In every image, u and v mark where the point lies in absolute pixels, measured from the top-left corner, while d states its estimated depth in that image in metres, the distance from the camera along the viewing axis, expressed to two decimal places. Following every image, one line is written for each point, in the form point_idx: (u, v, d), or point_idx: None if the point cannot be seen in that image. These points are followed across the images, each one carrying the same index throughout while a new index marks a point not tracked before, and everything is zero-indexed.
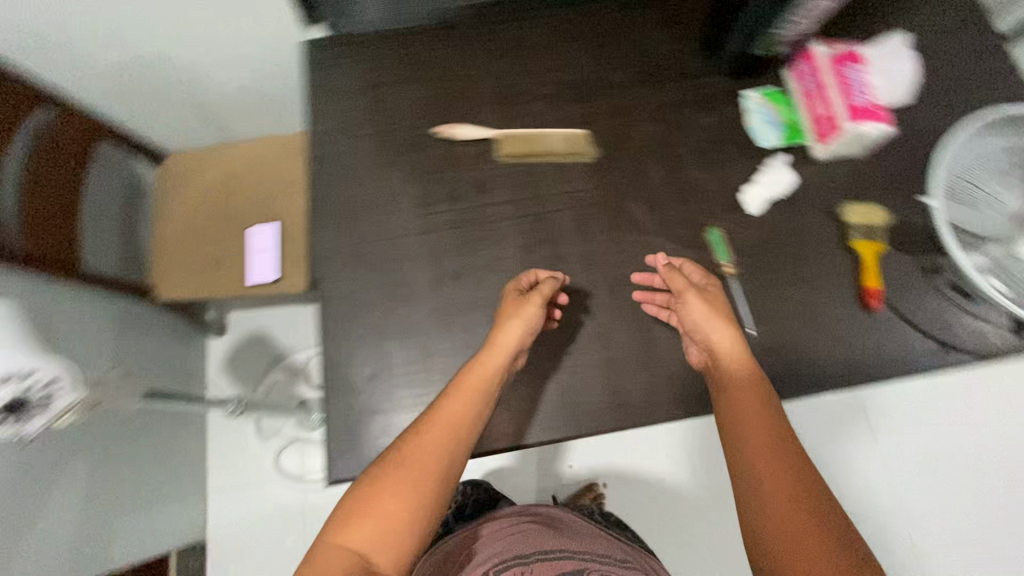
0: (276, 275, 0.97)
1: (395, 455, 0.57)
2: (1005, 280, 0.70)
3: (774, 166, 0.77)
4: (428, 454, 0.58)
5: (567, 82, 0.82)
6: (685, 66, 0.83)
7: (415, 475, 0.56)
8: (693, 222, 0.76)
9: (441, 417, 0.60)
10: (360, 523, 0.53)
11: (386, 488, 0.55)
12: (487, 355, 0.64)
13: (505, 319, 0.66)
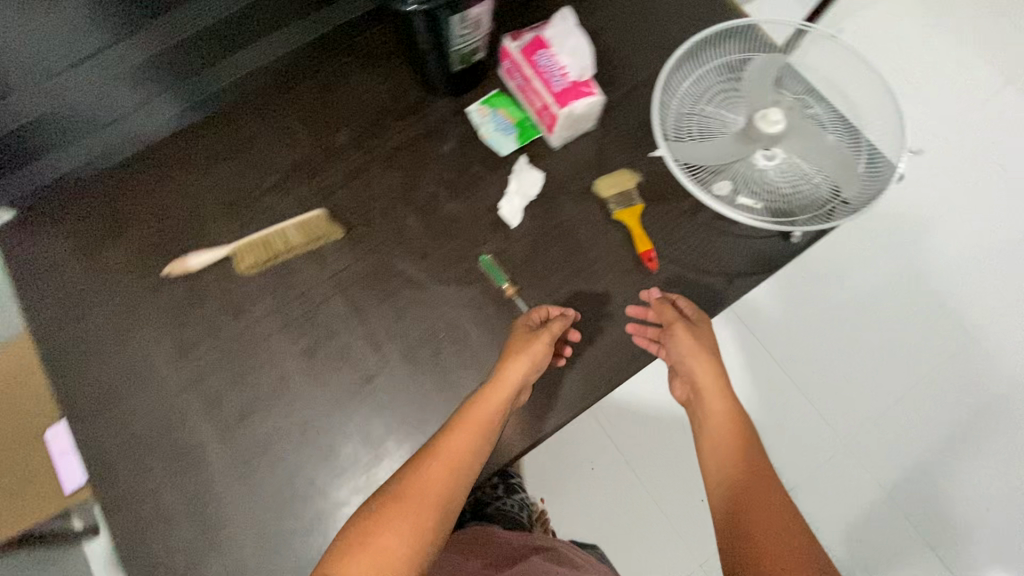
0: (82, 478, 0.85)
1: (396, 486, 0.58)
2: (755, 196, 0.72)
3: (517, 171, 0.75)
4: (429, 490, 0.58)
5: (292, 165, 0.77)
6: (411, 103, 0.80)
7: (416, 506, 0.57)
8: (462, 256, 0.72)
9: (445, 453, 0.60)
10: (358, 556, 0.54)
11: (384, 524, 0.56)
12: (514, 376, 0.63)
13: (515, 354, 0.64)
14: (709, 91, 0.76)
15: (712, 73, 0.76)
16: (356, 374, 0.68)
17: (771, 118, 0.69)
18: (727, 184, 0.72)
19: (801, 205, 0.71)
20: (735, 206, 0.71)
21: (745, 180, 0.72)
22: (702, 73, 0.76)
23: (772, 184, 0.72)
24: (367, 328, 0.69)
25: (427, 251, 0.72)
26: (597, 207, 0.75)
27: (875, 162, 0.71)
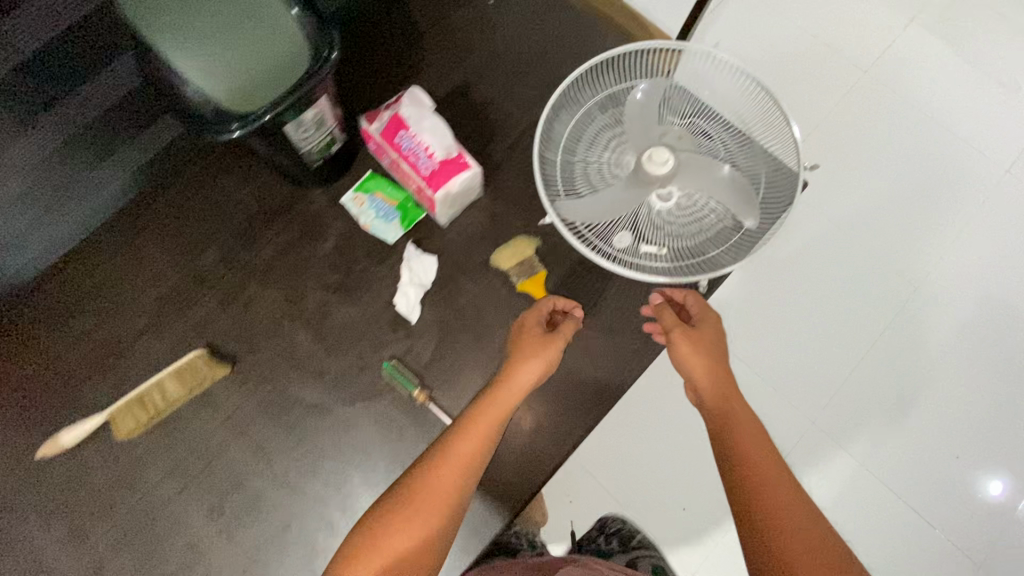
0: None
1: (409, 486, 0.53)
2: (658, 240, 0.68)
3: (407, 258, 0.69)
4: (441, 489, 0.52)
5: (165, 298, 0.69)
6: (282, 200, 0.72)
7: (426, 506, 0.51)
8: (365, 366, 0.67)
9: (456, 455, 0.54)
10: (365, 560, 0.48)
11: (393, 525, 0.50)
12: (529, 370, 0.59)
13: (530, 348, 0.60)
14: (594, 132, 0.72)
15: (594, 112, 0.72)
16: (273, 523, 0.62)
17: (658, 157, 0.63)
18: (627, 234, 0.68)
19: (706, 243, 0.68)
20: (639, 256, 0.68)
21: (645, 225, 0.68)
22: (583, 114, 0.72)
23: (673, 224, 0.68)
24: (276, 469, 0.64)
25: (326, 367, 0.67)
26: (499, 281, 0.69)
27: (770, 189, 0.68)
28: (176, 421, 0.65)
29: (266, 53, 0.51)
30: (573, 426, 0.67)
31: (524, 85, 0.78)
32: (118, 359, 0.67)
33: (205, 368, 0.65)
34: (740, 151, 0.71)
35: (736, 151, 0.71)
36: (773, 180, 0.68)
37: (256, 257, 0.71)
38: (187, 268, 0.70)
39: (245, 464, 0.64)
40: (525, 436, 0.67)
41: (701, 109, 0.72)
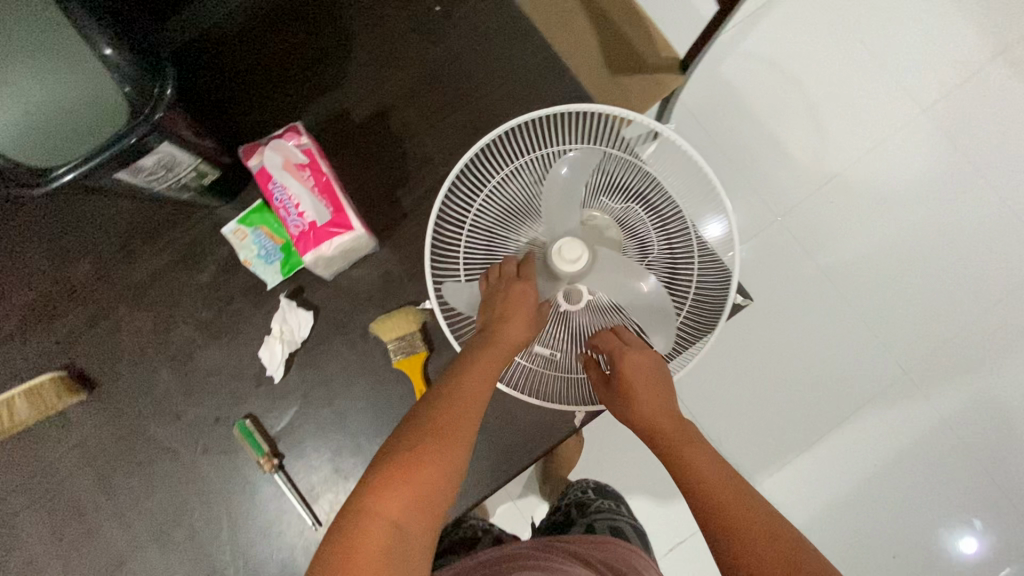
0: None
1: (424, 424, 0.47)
2: (556, 343, 0.61)
3: (281, 309, 0.63)
4: (456, 424, 0.47)
5: (29, 306, 0.65)
6: (163, 219, 0.66)
7: (444, 444, 0.46)
8: (221, 417, 0.63)
9: (462, 394, 0.49)
10: (394, 492, 0.42)
11: (414, 460, 0.44)
12: (524, 329, 0.56)
13: (526, 307, 0.56)
14: (516, 197, 0.62)
15: (524, 172, 0.61)
16: (108, 558, 0.62)
17: (569, 254, 0.56)
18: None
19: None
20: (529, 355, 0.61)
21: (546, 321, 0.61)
22: (510, 173, 0.61)
23: (576, 330, 0.62)
24: (117, 506, 0.63)
25: (181, 411, 0.63)
26: (376, 351, 0.63)
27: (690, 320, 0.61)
28: (26, 445, 0.63)
29: (65, 104, 0.45)
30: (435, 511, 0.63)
31: (453, 119, 0.67)
32: None
33: (46, 394, 0.62)
34: (676, 263, 0.61)
35: (672, 261, 0.61)
36: (697, 311, 0.61)
37: (127, 276, 0.65)
38: (53, 279, 0.65)
39: (90, 498, 0.63)
40: None
41: (648, 200, 0.61)
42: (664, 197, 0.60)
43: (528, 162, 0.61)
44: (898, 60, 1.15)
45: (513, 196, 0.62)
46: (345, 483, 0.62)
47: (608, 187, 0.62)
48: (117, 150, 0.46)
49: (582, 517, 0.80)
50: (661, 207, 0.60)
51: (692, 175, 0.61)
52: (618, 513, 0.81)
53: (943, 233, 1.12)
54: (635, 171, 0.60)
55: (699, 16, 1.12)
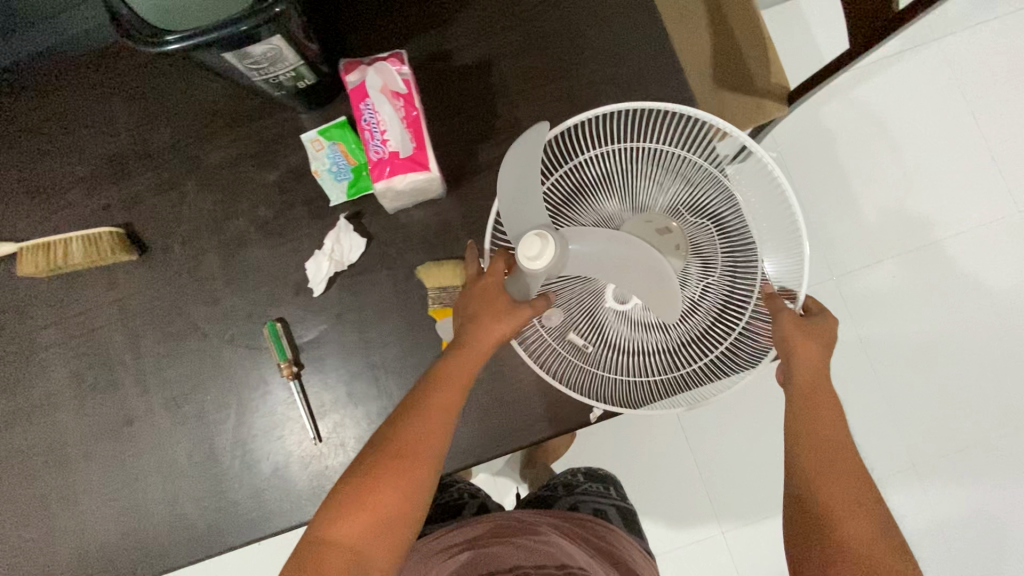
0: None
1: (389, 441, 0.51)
2: (590, 336, 0.60)
3: (337, 228, 0.64)
4: (414, 447, 0.51)
5: (105, 158, 0.67)
6: (249, 110, 0.66)
7: (406, 459, 0.50)
8: (254, 314, 0.65)
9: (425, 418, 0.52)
10: (356, 514, 0.48)
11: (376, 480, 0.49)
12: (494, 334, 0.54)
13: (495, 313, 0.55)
14: (593, 183, 0.61)
15: (607, 160, 0.60)
16: (119, 412, 0.65)
17: (532, 249, 0.51)
18: (562, 311, 0.60)
19: (635, 367, 0.60)
20: (558, 338, 0.61)
21: (588, 311, 0.61)
22: (594, 157, 0.60)
23: (614, 330, 0.60)
24: (139, 368, 0.65)
25: (219, 297, 0.65)
26: (416, 295, 0.64)
27: (731, 353, 0.59)
28: (75, 287, 0.66)
29: None
30: None
31: (552, 87, 0.65)
32: (44, 212, 0.67)
33: (101, 245, 0.64)
34: (734, 294, 0.59)
35: (729, 291, 0.59)
36: (740, 346, 0.59)
37: (201, 160, 0.67)
38: (134, 146, 0.67)
39: (117, 353, 0.66)
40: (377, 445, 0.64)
41: (725, 224, 0.59)
42: (742, 225, 0.59)
43: (616, 149, 0.59)
44: (1007, 151, 1.10)
45: (590, 181, 0.61)
46: (351, 410, 0.63)
47: (688, 201, 0.60)
48: (229, 32, 0.46)
49: (566, 495, 0.81)
50: (735, 235, 0.59)
51: (779, 211, 0.59)
52: (605, 495, 0.81)
53: (998, 331, 1.08)
54: (720, 191, 0.59)
55: (813, 49, 1.08)
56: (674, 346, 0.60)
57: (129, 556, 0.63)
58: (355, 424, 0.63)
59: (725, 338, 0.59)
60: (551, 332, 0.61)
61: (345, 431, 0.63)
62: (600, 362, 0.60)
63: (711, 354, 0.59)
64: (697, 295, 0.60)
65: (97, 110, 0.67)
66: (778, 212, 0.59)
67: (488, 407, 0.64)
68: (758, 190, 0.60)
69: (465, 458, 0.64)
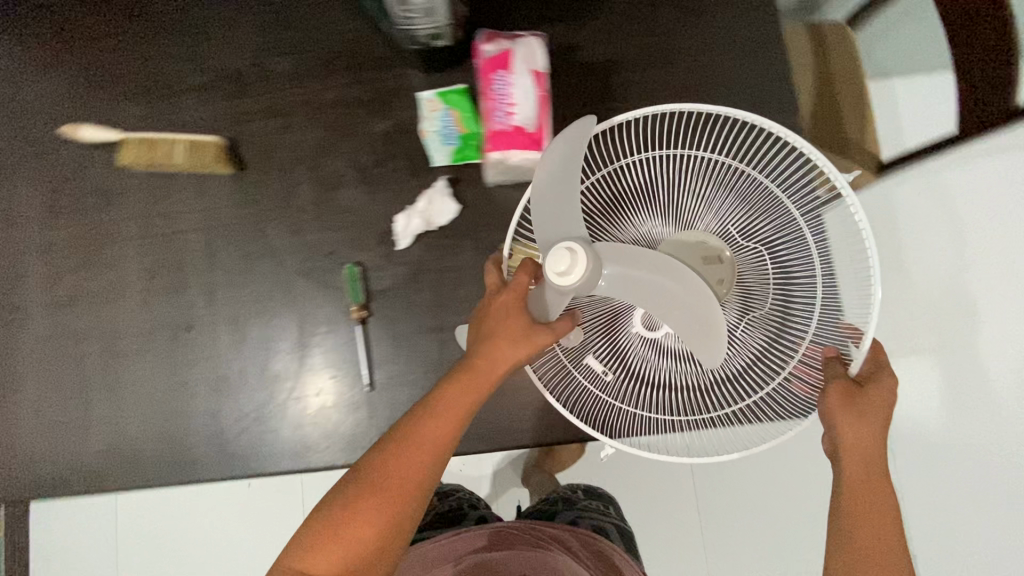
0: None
1: (364, 486, 0.38)
2: (612, 363, 0.50)
3: (433, 190, 0.65)
4: (351, 547, 0.37)
5: (225, 74, 0.69)
6: (373, 58, 0.68)
7: (378, 513, 0.38)
8: (332, 253, 0.65)
9: (383, 488, 0.38)
10: (311, 573, 0.37)
11: (342, 531, 0.38)
12: (505, 355, 0.42)
13: (508, 331, 0.42)
14: (621, 198, 0.51)
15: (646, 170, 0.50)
16: (180, 318, 0.66)
17: (561, 264, 0.40)
18: (581, 331, 0.49)
19: (660, 405, 0.49)
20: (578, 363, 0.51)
21: (615, 331, 0.49)
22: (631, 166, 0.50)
23: (637, 357, 0.48)
24: (210, 279, 0.66)
25: (301, 230, 0.66)
26: None
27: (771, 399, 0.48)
28: (166, 187, 0.67)
29: None
30: None
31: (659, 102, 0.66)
32: (151, 108, 0.69)
33: (204, 154, 0.66)
34: (783, 331, 0.47)
35: (774, 331, 0.46)
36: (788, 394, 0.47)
37: (315, 95, 0.68)
38: (254, 68, 0.69)
39: (193, 259, 0.66)
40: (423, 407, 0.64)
41: (785, 258, 0.47)
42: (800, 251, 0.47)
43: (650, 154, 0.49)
44: None
45: (623, 194, 0.51)
46: (407, 367, 0.63)
47: (739, 223, 0.48)
48: None
49: None
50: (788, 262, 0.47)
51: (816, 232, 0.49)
52: None
53: None
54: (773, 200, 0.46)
55: None
56: (721, 406, 0.48)
57: (157, 461, 0.63)
58: (408, 382, 0.63)
59: (776, 377, 0.46)
60: (575, 363, 0.50)
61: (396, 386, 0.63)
62: (632, 407, 0.49)
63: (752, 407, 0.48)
64: (737, 329, 0.47)
65: (229, 26, 0.69)
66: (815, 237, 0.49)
67: None
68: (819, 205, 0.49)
69: None
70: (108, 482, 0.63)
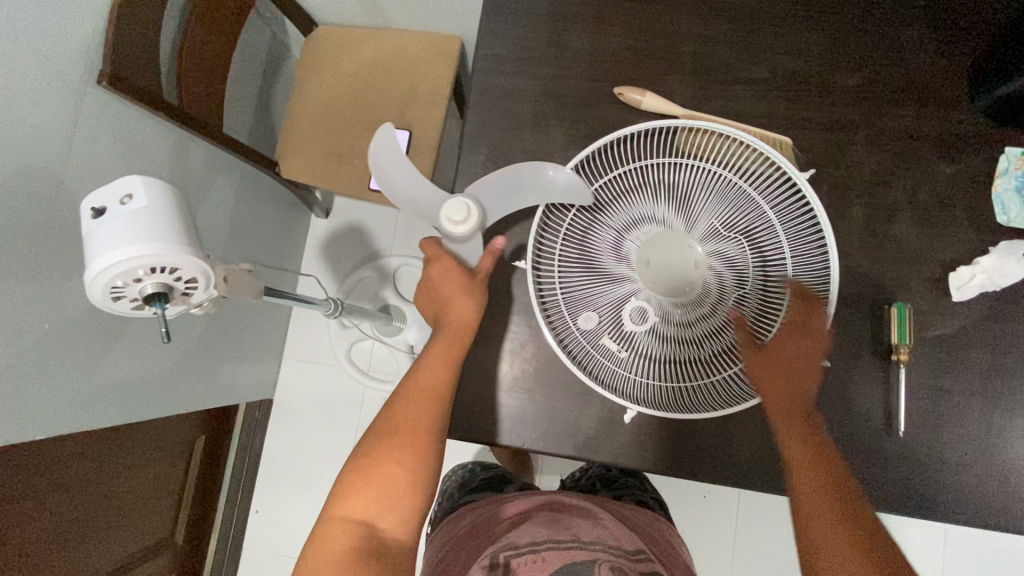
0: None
1: (384, 428, 0.59)
2: (624, 343, 0.62)
3: (1001, 249, 0.62)
4: (406, 428, 0.59)
5: (783, 74, 0.67)
6: (947, 96, 0.66)
7: (400, 437, 0.59)
8: (874, 285, 0.64)
9: (421, 371, 0.61)
10: (365, 493, 0.56)
11: (380, 458, 0.58)
12: (464, 302, 0.61)
13: (458, 286, 0.61)
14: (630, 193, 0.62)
15: (649, 174, 0.61)
16: None
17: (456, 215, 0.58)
18: (595, 315, 0.62)
19: (670, 374, 0.61)
20: (593, 342, 0.63)
21: (616, 317, 0.62)
22: (629, 173, 0.62)
23: (652, 341, 0.61)
24: None
25: (845, 254, 0.65)
26: None
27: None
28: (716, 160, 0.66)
29: None
30: (992, 497, 0.61)
31: None
32: (710, 84, 0.68)
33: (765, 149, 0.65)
34: (766, 312, 0.60)
35: (760, 305, 0.60)
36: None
37: (882, 118, 0.66)
38: (817, 75, 0.67)
39: None
40: (946, 464, 0.61)
41: (763, 241, 0.59)
42: (775, 245, 0.59)
43: (678, 169, 0.60)
44: None
45: (633, 187, 0.62)
46: (932, 424, 0.62)
47: (723, 217, 0.60)
48: None
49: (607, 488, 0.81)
50: (771, 261, 0.59)
51: (807, 238, 0.60)
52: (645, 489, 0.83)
53: None
54: (759, 213, 0.59)
55: None
56: (718, 359, 0.60)
57: (660, 449, 0.64)
58: (931, 434, 0.62)
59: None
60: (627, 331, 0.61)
61: (934, 436, 0.61)
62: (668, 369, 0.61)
63: (739, 362, 0.60)
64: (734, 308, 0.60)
65: (802, 34, 0.68)
66: (806, 262, 0.60)
67: None
68: (793, 213, 0.60)
69: None
70: (597, 453, 0.65)
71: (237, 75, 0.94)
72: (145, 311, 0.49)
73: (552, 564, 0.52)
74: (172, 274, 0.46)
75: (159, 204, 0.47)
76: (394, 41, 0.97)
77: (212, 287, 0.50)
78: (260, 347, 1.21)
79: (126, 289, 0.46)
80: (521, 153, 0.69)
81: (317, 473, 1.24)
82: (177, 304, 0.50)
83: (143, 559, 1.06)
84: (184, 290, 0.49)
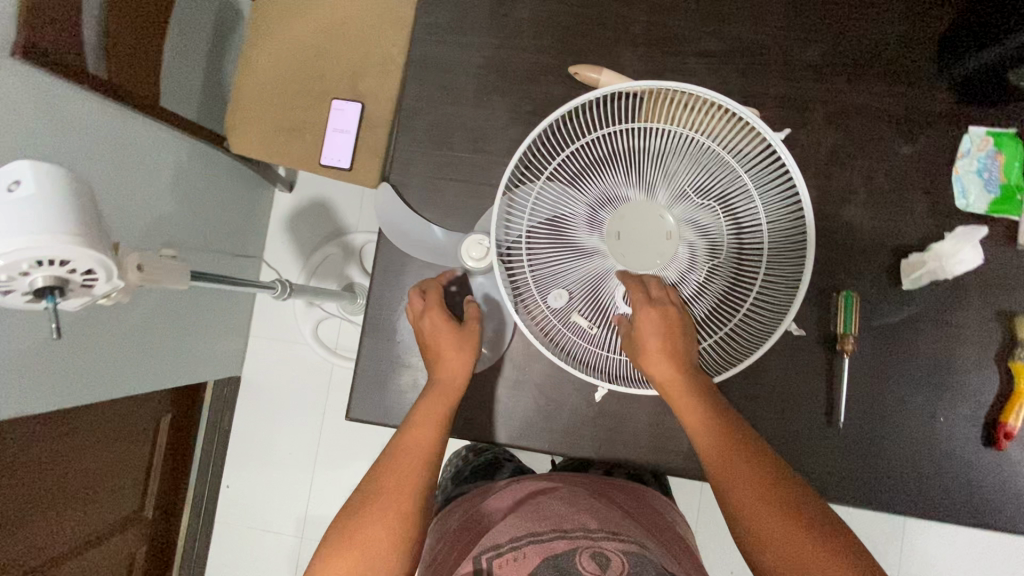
0: (346, 164, 0.87)
1: (378, 482, 0.54)
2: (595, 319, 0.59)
3: (956, 234, 0.59)
4: (397, 479, 0.54)
5: (741, 46, 0.63)
6: (912, 70, 0.62)
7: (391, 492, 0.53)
8: (823, 271, 0.62)
9: (412, 431, 0.56)
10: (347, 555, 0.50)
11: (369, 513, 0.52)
12: (454, 354, 0.58)
13: (445, 338, 0.58)
14: (597, 162, 0.58)
15: (614, 139, 0.56)
16: None
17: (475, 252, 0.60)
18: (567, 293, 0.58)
19: None
20: (565, 320, 0.59)
21: (587, 293, 0.58)
22: (594, 139, 0.57)
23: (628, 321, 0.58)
24: None
25: None
26: (991, 340, 0.60)
27: (730, 336, 0.58)
28: None
29: None
30: (930, 488, 0.60)
31: None
32: (662, 57, 0.64)
33: None
34: (739, 284, 0.57)
35: (736, 273, 0.56)
36: (749, 324, 0.57)
37: (845, 93, 0.62)
38: (778, 47, 0.63)
39: None
40: (885, 455, 0.60)
41: (736, 210, 0.56)
42: (749, 212, 0.55)
43: (644, 131, 0.55)
44: None
45: (599, 154, 0.57)
46: (871, 415, 0.60)
47: (698, 183, 0.55)
48: None
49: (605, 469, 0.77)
50: (745, 226, 0.56)
51: (782, 197, 0.56)
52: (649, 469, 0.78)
53: None
54: (732, 176, 0.55)
55: None
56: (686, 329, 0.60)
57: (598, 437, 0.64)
58: (871, 425, 0.60)
59: (727, 321, 0.58)
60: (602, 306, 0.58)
61: (872, 428, 0.60)
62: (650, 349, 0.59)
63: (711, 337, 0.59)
64: (705, 280, 0.57)
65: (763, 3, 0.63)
66: (780, 226, 0.56)
67: (1008, 475, 0.59)
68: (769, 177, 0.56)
69: (967, 506, 0.59)
70: (535, 441, 0.65)
71: (178, 43, 0.89)
72: (41, 304, 0.47)
73: (533, 559, 0.49)
74: (62, 265, 0.44)
75: (50, 189, 0.44)
76: (344, 5, 0.92)
77: (115, 278, 0.49)
78: (224, 326, 1.20)
79: (12, 281, 0.44)
80: (462, 131, 0.65)
81: (286, 449, 1.25)
82: (77, 295, 0.48)
83: (115, 533, 1.07)
84: (83, 282, 0.47)
